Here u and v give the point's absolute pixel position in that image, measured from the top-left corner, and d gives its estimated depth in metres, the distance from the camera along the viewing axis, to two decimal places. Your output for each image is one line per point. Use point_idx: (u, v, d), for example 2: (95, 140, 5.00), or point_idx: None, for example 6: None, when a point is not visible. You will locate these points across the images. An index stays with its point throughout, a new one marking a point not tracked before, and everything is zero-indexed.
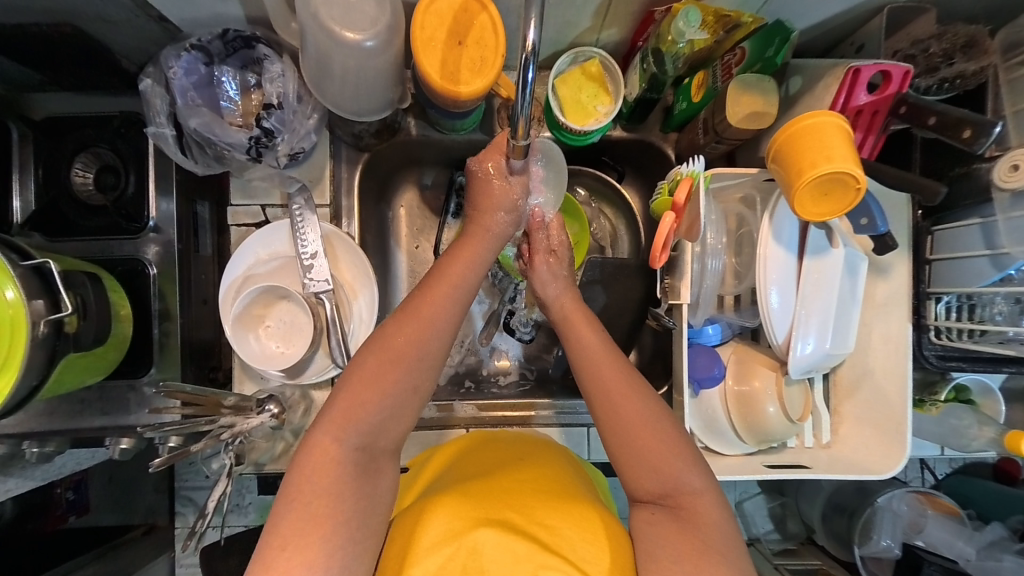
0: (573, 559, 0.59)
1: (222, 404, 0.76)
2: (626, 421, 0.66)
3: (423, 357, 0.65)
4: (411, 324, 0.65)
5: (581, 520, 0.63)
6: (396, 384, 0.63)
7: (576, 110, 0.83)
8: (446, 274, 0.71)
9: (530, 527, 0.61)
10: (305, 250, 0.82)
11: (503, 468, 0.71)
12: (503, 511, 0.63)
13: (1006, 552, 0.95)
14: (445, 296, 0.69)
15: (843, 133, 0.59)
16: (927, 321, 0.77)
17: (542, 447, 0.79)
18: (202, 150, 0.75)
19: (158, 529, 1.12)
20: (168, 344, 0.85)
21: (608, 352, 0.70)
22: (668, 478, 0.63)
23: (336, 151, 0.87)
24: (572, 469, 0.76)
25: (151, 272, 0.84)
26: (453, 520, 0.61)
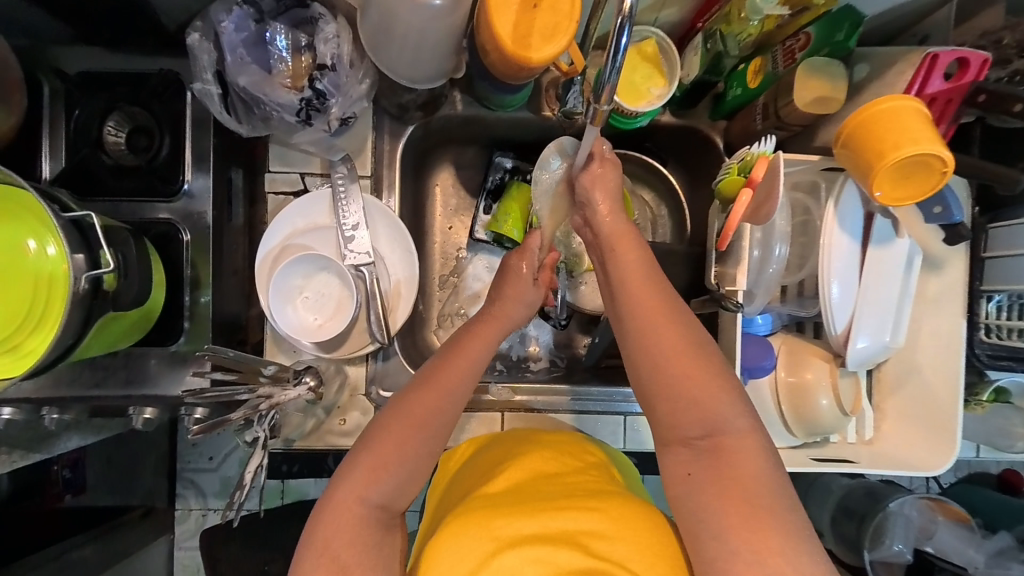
0: (616, 563, 0.53)
1: (260, 373, 0.75)
2: (665, 359, 0.59)
3: (437, 427, 0.62)
4: (428, 398, 0.62)
5: (618, 517, 0.57)
6: (410, 450, 0.60)
7: (629, 91, 0.81)
8: (454, 360, 0.65)
9: (564, 533, 0.55)
10: (345, 222, 0.80)
11: (527, 472, 0.66)
12: (531, 518, 0.57)
13: (1013, 560, 0.95)
14: (458, 372, 0.64)
15: (922, 117, 0.57)
16: (979, 319, 0.77)
17: (568, 445, 0.73)
18: (247, 110, 0.72)
19: (156, 512, 1.14)
20: (199, 314, 0.82)
21: (654, 290, 0.63)
22: (712, 419, 0.57)
23: (377, 124, 0.85)
24: (602, 466, 0.71)
25: (184, 238, 0.81)
26: (483, 538, 0.56)
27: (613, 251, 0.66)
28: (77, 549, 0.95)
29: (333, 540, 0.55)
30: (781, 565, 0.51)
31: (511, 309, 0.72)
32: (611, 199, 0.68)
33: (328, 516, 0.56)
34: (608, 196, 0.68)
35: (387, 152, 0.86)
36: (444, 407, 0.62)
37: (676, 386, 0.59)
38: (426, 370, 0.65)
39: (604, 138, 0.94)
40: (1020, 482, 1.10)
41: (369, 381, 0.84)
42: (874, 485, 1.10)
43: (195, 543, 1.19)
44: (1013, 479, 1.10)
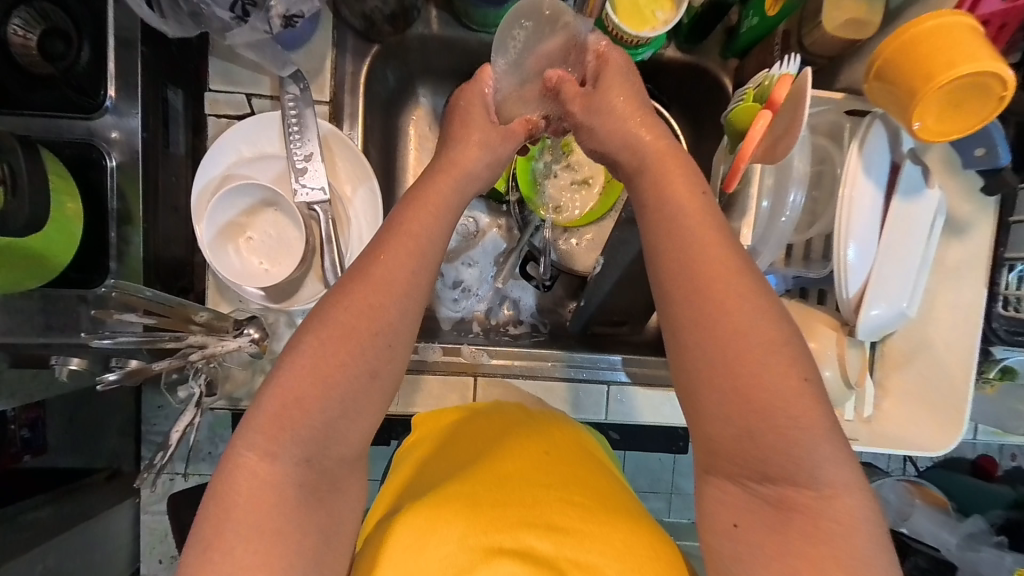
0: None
1: (191, 320, 0.66)
2: (722, 333, 0.42)
3: (362, 348, 0.47)
4: (353, 317, 0.48)
5: (621, 546, 0.50)
6: (326, 374, 0.47)
7: (632, 14, 0.71)
8: (387, 262, 0.49)
9: (557, 559, 0.47)
10: (298, 152, 0.69)
11: (518, 466, 0.57)
12: (522, 535, 0.49)
13: (984, 543, 0.90)
14: (399, 273, 0.49)
15: (976, 35, 0.48)
16: (999, 291, 0.69)
17: (571, 436, 0.63)
18: (173, 3, 0.61)
19: (123, 475, 1.06)
20: (128, 253, 0.71)
21: (719, 250, 0.45)
22: (791, 464, 0.41)
23: (340, 40, 0.74)
24: (605, 466, 0.62)
25: (109, 164, 0.70)
26: (461, 552, 0.48)
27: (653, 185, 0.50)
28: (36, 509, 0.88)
29: (260, 525, 0.45)
30: None
31: (469, 164, 0.58)
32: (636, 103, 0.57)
33: (243, 486, 0.46)
34: (625, 96, 0.57)
35: (350, 74, 0.75)
36: (378, 321, 0.48)
37: (741, 377, 0.41)
38: (359, 276, 0.49)
39: None
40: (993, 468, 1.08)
41: None
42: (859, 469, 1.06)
43: (165, 505, 1.11)
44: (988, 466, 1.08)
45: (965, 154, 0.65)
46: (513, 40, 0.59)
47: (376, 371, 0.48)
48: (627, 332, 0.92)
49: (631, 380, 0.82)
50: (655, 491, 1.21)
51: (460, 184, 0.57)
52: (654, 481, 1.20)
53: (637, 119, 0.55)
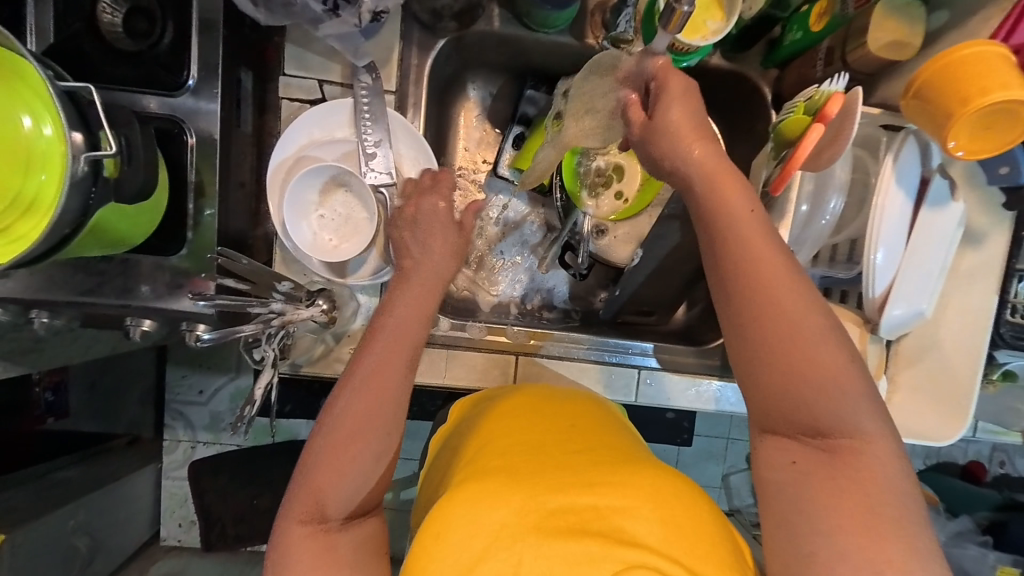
0: (651, 546, 0.45)
1: (274, 288, 0.73)
2: (766, 336, 0.48)
3: (377, 414, 0.53)
4: (363, 386, 0.53)
5: (657, 497, 0.50)
6: (344, 437, 0.52)
7: (684, 22, 0.75)
8: (391, 325, 0.57)
9: (595, 521, 0.48)
10: (367, 138, 0.74)
11: (544, 439, 0.60)
12: (557, 494, 0.50)
13: (971, 541, 1.01)
14: (400, 339, 0.56)
15: (1006, 64, 0.54)
16: (1009, 298, 0.75)
17: (593, 414, 0.67)
18: None
19: (141, 442, 1.14)
20: (203, 225, 0.76)
21: (767, 247, 0.50)
22: (832, 413, 0.47)
23: (406, 33, 0.78)
24: (627, 438, 0.64)
25: (189, 140, 0.74)
26: (507, 513, 0.49)
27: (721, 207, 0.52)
28: (61, 469, 0.97)
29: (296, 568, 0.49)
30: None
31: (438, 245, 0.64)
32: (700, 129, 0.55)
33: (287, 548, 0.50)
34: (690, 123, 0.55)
35: (415, 67, 0.80)
36: (387, 391, 0.53)
37: (788, 344, 0.48)
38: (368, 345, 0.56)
39: None
40: (981, 473, 1.20)
41: None
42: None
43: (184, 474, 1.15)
44: (975, 470, 1.20)
45: (989, 172, 0.69)
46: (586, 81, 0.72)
47: (389, 431, 0.53)
48: (654, 321, 1.00)
49: (660, 365, 0.89)
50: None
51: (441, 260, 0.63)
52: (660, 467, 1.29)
53: (699, 140, 0.54)
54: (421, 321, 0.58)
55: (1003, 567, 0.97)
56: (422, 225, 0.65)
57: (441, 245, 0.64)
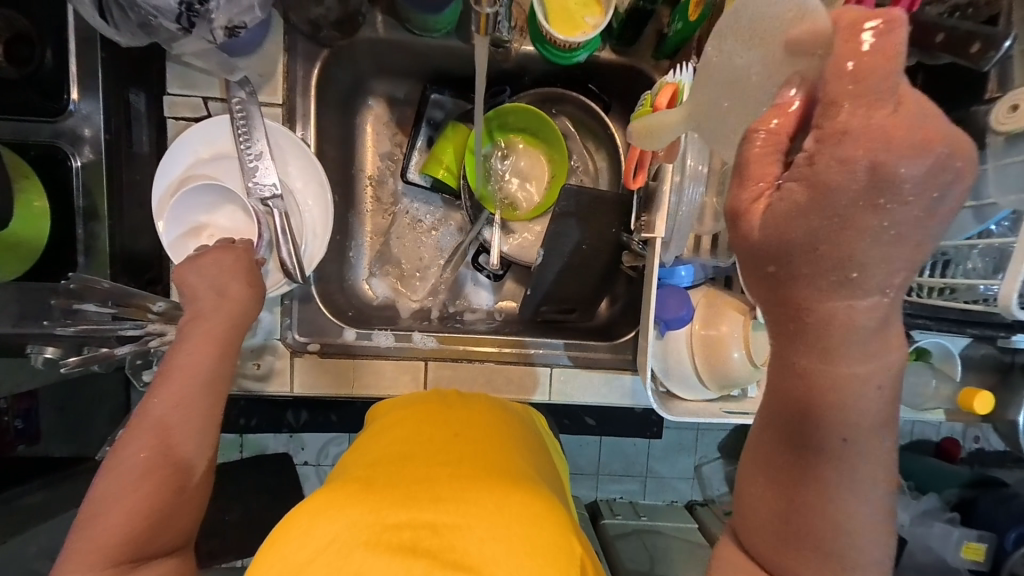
0: (476, 564, 0.46)
1: (149, 310, 0.76)
2: (820, 499, 0.42)
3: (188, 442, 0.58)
4: (159, 415, 0.57)
5: (506, 519, 0.51)
6: (142, 464, 0.55)
7: (563, 18, 0.76)
8: (185, 357, 0.60)
9: (433, 538, 0.48)
10: (249, 151, 0.74)
11: (422, 448, 0.60)
12: (403, 510, 0.50)
13: (937, 519, 1.00)
14: (192, 366, 0.59)
15: None
16: None
17: (487, 423, 0.67)
18: (124, 16, 0.64)
19: None
20: (95, 247, 0.76)
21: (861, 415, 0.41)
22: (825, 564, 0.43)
23: (290, 45, 0.78)
24: (512, 446, 0.64)
25: (75, 164, 0.74)
26: (345, 529, 0.48)
27: (834, 360, 0.39)
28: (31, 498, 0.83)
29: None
30: None
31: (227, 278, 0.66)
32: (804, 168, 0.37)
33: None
34: (929, 233, 0.36)
35: (302, 78, 0.80)
36: (184, 420, 0.58)
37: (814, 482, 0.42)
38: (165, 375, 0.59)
39: (543, 75, 0.90)
40: (956, 451, 1.12)
41: (286, 326, 0.84)
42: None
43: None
44: (951, 448, 1.13)
45: None
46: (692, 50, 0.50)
47: (187, 460, 0.57)
48: (576, 318, 0.94)
49: (572, 363, 0.89)
50: (629, 474, 1.27)
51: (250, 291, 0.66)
52: (626, 463, 1.26)
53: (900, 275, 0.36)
54: (220, 351, 0.61)
55: (968, 543, 0.96)
56: (204, 259, 0.66)
57: (241, 287, 0.65)
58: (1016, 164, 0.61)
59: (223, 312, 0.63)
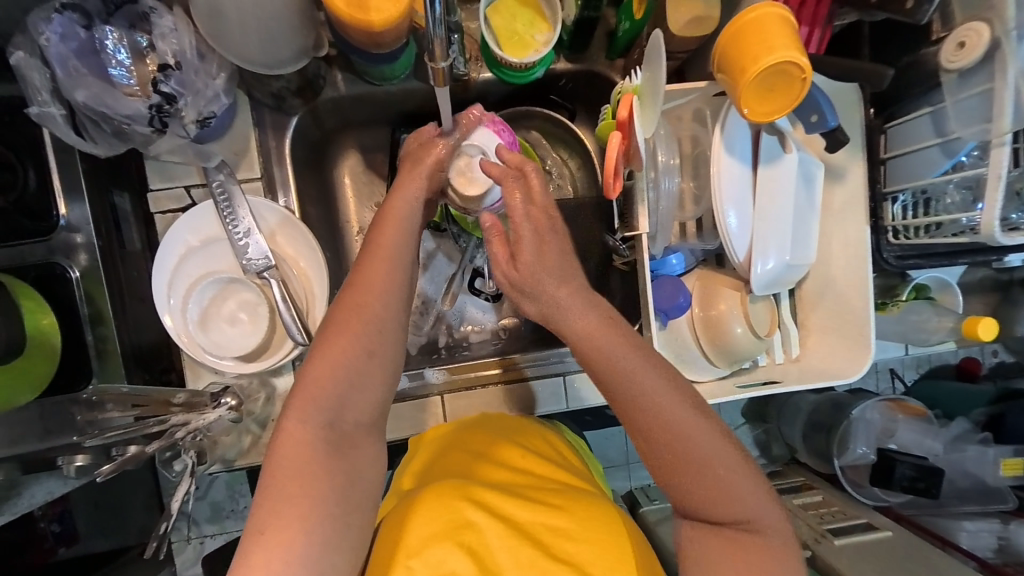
0: (574, 559, 0.57)
1: (171, 403, 0.74)
2: (678, 467, 0.55)
3: (364, 391, 0.57)
4: (324, 364, 0.56)
5: (585, 518, 0.60)
6: (320, 429, 0.55)
7: (514, 42, 0.78)
8: (336, 343, 0.56)
9: (536, 532, 0.58)
10: (237, 230, 0.77)
11: (494, 467, 0.67)
12: (504, 502, 0.60)
13: (970, 442, 1.01)
14: (377, 300, 0.58)
15: (787, 25, 0.56)
16: (886, 223, 0.75)
17: (549, 439, 0.75)
18: (98, 129, 0.66)
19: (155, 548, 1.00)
20: (107, 350, 0.79)
21: (673, 395, 0.54)
22: (727, 506, 0.55)
23: (258, 119, 0.80)
24: (569, 462, 0.72)
25: (73, 276, 0.76)
26: (456, 513, 0.58)
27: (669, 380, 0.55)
28: None
29: None
30: None
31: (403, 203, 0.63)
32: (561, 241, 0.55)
33: None
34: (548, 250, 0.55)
35: (274, 148, 0.82)
36: (342, 417, 0.56)
37: (683, 448, 0.54)
38: (328, 321, 0.58)
39: (504, 97, 0.92)
40: (977, 368, 1.14)
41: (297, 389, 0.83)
42: (838, 396, 1.12)
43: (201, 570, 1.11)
44: (971, 367, 1.14)
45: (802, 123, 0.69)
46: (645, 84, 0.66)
47: (352, 456, 0.56)
48: None
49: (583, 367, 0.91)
50: None
51: (394, 270, 0.60)
52: None
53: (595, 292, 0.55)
54: (378, 331, 0.57)
55: (1006, 459, 0.97)
56: (378, 238, 0.62)
57: (381, 267, 0.60)
58: (971, 96, 0.63)
59: (373, 295, 0.58)
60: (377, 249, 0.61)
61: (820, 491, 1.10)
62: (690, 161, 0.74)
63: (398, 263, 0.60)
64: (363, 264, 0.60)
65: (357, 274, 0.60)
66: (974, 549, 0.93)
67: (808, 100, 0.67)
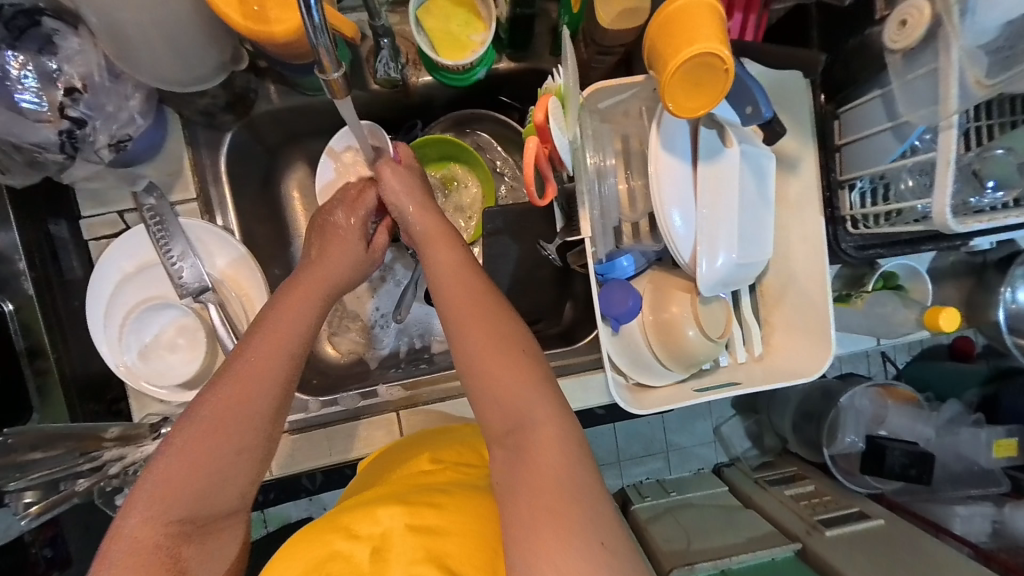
0: (437, 555, 0.45)
1: (103, 439, 0.73)
2: (473, 353, 0.54)
3: (233, 482, 0.52)
4: (185, 453, 0.50)
5: (456, 511, 0.50)
6: (174, 525, 0.49)
7: (448, 43, 0.75)
8: (206, 425, 0.51)
9: (396, 537, 0.46)
10: (170, 255, 0.75)
11: (386, 486, 0.61)
12: (375, 513, 0.49)
13: (964, 424, 1.00)
14: (258, 391, 0.54)
15: (715, 15, 0.52)
16: (843, 212, 0.73)
17: (455, 454, 0.67)
18: (11, 158, 0.64)
19: None
20: (48, 384, 0.77)
21: (464, 275, 0.59)
22: (517, 413, 0.51)
23: (192, 137, 0.78)
24: (468, 472, 0.63)
25: (6, 309, 0.74)
26: (324, 544, 0.47)
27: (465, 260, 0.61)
28: None
29: None
30: (560, 534, 0.44)
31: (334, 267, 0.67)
32: (421, 202, 0.68)
33: None
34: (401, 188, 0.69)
35: (210, 167, 0.79)
36: (207, 508, 0.50)
37: (473, 323, 0.55)
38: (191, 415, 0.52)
39: (450, 101, 0.89)
40: (970, 348, 1.10)
41: None
42: (828, 382, 1.07)
43: None
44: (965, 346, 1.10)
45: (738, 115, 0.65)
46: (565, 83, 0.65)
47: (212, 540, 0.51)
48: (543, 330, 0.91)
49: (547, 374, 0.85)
50: (652, 452, 1.25)
51: (284, 351, 0.57)
52: (647, 444, 1.25)
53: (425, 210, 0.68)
54: (262, 418, 0.53)
55: (1000, 441, 0.96)
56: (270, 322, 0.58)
57: (270, 349, 0.56)
58: (920, 77, 0.58)
59: (259, 374, 0.54)
60: (278, 319, 0.59)
61: (812, 480, 1.07)
62: (635, 160, 0.70)
63: (292, 346, 0.58)
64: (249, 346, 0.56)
65: (240, 354, 0.56)
66: (968, 534, 0.91)
67: (742, 91, 0.63)
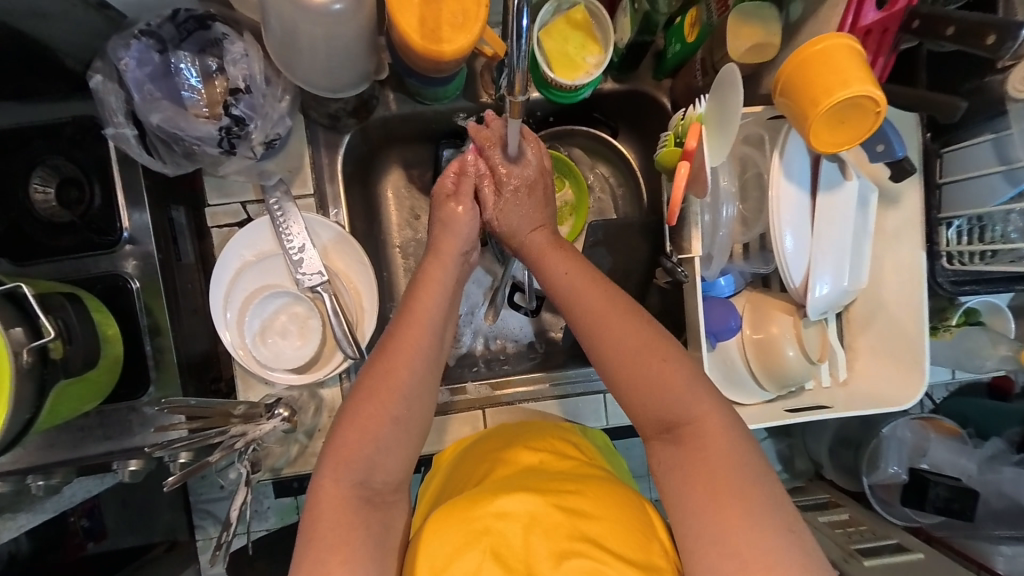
0: (593, 533, 0.53)
1: (231, 414, 0.76)
2: (624, 360, 0.60)
3: (394, 452, 0.59)
4: (351, 436, 0.57)
5: (597, 494, 0.57)
6: (353, 488, 0.56)
7: (564, 64, 0.78)
8: (371, 404, 0.58)
9: (554, 515, 0.53)
10: (291, 245, 0.78)
11: (505, 463, 0.67)
12: (522, 498, 0.54)
13: (1005, 463, 0.95)
14: (407, 366, 0.61)
15: (854, 54, 0.55)
16: (940, 247, 0.74)
17: (559, 436, 0.72)
18: (169, 149, 0.70)
19: (180, 544, 0.97)
20: (164, 361, 0.79)
21: (598, 281, 0.65)
22: (672, 407, 0.58)
23: (312, 137, 0.82)
24: (582, 455, 0.69)
25: (134, 287, 0.77)
26: (472, 524, 0.53)
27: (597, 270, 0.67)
28: None
29: None
30: (737, 518, 0.52)
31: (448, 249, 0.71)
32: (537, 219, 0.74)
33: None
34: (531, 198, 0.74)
35: (327, 165, 0.84)
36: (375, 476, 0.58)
37: (624, 334, 0.61)
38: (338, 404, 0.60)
39: (548, 115, 0.93)
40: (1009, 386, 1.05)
41: (346, 399, 0.85)
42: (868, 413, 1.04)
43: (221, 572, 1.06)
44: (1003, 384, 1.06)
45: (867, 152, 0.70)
46: (716, 110, 0.66)
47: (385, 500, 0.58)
48: None
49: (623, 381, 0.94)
50: None
51: (427, 337, 0.64)
52: None
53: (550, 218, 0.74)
54: (406, 395, 0.60)
55: None
56: (416, 304, 0.65)
57: (415, 333, 0.63)
58: None
59: (405, 358, 0.61)
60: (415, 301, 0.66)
61: (847, 509, 1.04)
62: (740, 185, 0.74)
63: (431, 334, 0.64)
64: (397, 326, 0.64)
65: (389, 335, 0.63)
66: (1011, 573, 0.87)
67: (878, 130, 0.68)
